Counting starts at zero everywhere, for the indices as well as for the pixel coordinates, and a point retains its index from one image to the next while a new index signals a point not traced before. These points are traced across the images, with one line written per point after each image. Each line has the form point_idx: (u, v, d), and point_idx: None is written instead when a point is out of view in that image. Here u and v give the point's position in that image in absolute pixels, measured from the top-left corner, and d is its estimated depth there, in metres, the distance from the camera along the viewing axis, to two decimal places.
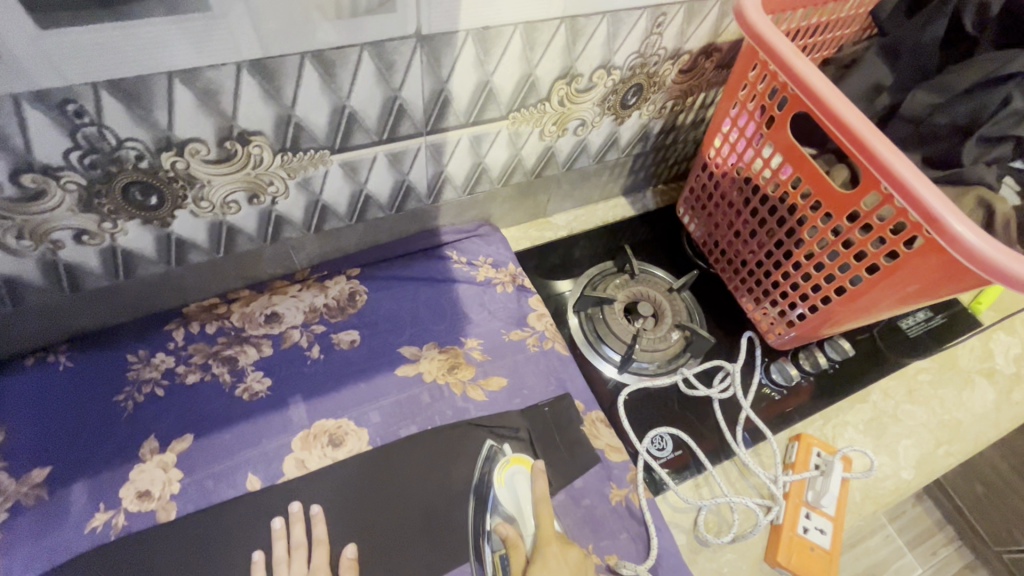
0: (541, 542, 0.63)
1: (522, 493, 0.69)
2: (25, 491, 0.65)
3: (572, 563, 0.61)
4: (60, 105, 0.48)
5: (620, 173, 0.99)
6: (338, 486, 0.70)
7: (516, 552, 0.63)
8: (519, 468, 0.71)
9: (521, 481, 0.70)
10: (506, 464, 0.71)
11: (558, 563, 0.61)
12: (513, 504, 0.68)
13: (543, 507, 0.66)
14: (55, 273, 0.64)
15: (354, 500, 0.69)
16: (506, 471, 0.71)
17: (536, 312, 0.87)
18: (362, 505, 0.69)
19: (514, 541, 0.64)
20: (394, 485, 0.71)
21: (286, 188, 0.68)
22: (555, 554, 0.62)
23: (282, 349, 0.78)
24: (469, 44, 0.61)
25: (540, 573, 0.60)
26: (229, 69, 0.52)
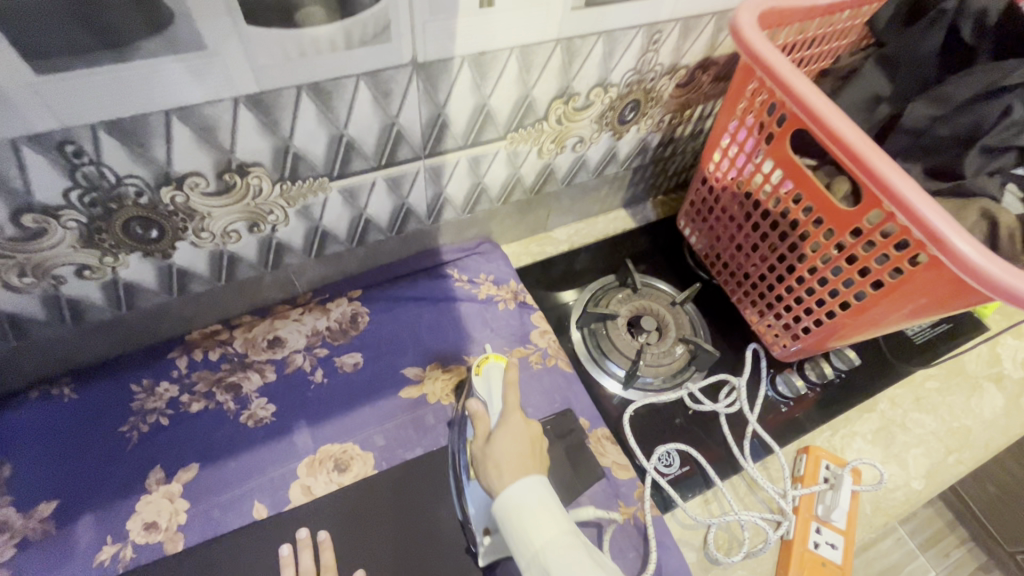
0: (506, 415, 0.67)
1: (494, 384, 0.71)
2: (33, 526, 0.65)
3: (530, 436, 0.66)
4: (58, 147, 0.48)
5: (620, 186, 0.99)
6: (345, 512, 0.69)
7: (482, 425, 0.68)
8: (494, 363, 0.73)
9: (495, 373, 0.72)
10: (483, 359, 0.74)
11: (517, 433, 0.65)
12: (485, 392, 0.71)
13: (510, 392, 0.69)
14: (58, 308, 0.64)
15: (361, 527, 0.69)
16: (482, 366, 0.73)
17: (539, 329, 0.86)
18: (369, 531, 0.69)
19: (482, 416, 0.68)
20: (397, 512, 0.70)
21: (286, 216, 0.68)
22: (515, 427, 0.66)
23: (286, 374, 0.78)
24: (465, 69, 0.61)
25: (499, 441, 0.64)
26: (226, 105, 0.52)
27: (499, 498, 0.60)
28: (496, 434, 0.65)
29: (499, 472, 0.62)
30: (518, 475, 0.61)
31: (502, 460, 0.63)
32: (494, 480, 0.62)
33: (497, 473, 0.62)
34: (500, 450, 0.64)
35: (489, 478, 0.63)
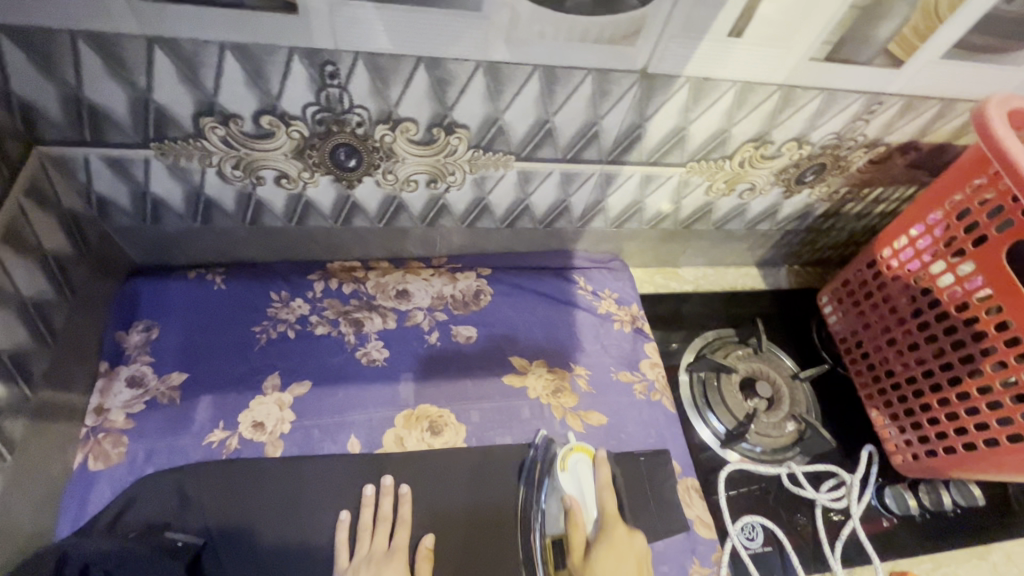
0: (607, 524, 0.67)
1: (585, 480, 0.71)
2: (162, 391, 0.70)
3: (638, 547, 0.65)
4: (321, 65, 0.53)
5: (765, 244, 0.95)
6: (428, 474, 0.71)
7: (580, 536, 0.67)
8: (582, 457, 0.72)
9: (584, 469, 0.72)
10: (570, 452, 0.72)
11: (624, 546, 0.65)
12: (576, 492, 0.70)
13: (607, 499, 0.69)
14: (245, 205, 0.70)
15: (439, 493, 0.70)
16: (568, 458, 0.72)
17: (650, 359, 0.85)
18: (445, 500, 0.70)
19: (580, 527, 0.67)
20: (477, 492, 0.71)
21: (463, 181, 0.71)
22: (620, 537, 0.66)
23: (404, 327, 0.81)
24: (684, 90, 0.61)
25: (607, 556, 0.64)
26: (468, 66, 0.55)
27: None
28: (601, 549, 0.65)
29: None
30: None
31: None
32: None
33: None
34: (608, 565, 0.63)
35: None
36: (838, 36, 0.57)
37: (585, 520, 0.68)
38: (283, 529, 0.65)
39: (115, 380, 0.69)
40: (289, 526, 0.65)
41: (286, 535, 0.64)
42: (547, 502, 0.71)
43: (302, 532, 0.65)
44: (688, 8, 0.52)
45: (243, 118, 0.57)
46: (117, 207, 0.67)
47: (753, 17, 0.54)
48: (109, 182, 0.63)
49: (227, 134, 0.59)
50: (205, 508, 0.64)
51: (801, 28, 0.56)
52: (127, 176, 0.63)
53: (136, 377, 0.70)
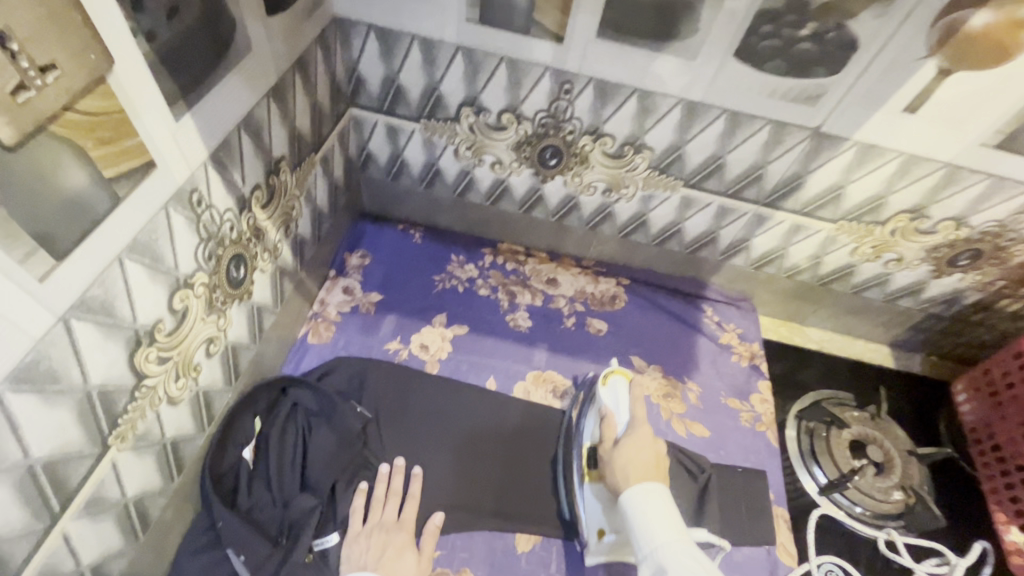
0: (634, 426, 0.70)
1: (622, 397, 0.74)
2: (363, 302, 0.90)
3: (660, 448, 0.67)
4: (563, 83, 0.71)
5: (902, 323, 0.97)
6: (483, 417, 0.81)
7: (609, 434, 0.71)
8: (620, 377, 0.77)
9: (621, 388, 0.76)
10: (608, 373, 0.77)
11: (647, 443, 0.67)
12: (611, 405, 0.74)
13: (639, 405, 0.72)
14: (462, 180, 0.90)
15: (486, 432, 0.80)
16: (609, 380, 0.77)
17: (761, 394, 0.90)
18: (488, 441, 0.79)
19: (611, 427, 0.71)
20: (519, 446, 0.80)
21: (633, 195, 0.85)
22: (644, 436, 0.68)
23: (548, 307, 0.95)
24: (850, 152, 0.71)
25: (629, 447, 0.67)
26: (671, 101, 0.70)
27: (624, 495, 0.61)
28: (624, 441, 0.68)
29: (629, 473, 0.64)
30: (643, 476, 0.63)
31: (632, 466, 0.64)
32: (622, 480, 0.64)
33: (629, 476, 0.64)
34: (629, 454, 0.66)
35: (617, 478, 0.65)
36: (1013, 127, 0.64)
37: (617, 422, 0.72)
38: (396, 433, 0.78)
39: (337, 285, 0.91)
40: (402, 433, 0.78)
41: (400, 439, 0.77)
42: (587, 417, 0.76)
43: (405, 433, 0.78)
44: (872, 82, 0.63)
45: (491, 112, 0.77)
46: (376, 162, 0.90)
47: (929, 99, 0.63)
48: (380, 142, 0.86)
49: (476, 123, 0.79)
50: (374, 392, 0.80)
51: (977, 115, 0.63)
52: (394, 141, 0.85)
53: (349, 287, 0.91)
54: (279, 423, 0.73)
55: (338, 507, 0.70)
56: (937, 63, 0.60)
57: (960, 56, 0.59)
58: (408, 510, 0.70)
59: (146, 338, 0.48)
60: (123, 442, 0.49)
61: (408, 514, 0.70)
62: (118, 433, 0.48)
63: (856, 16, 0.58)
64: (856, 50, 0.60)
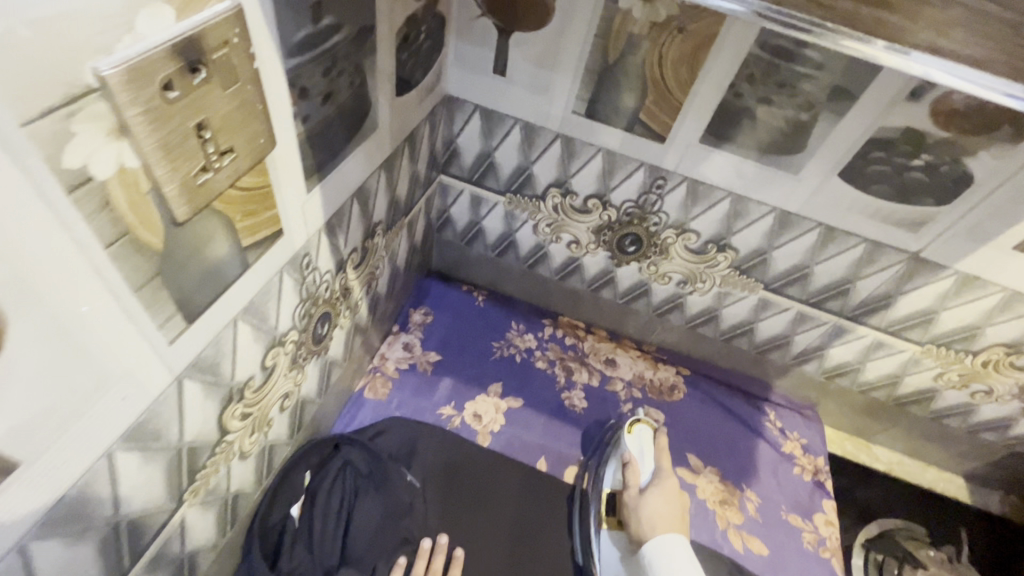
0: (662, 474, 0.72)
1: (647, 446, 0.77)
2: (421, 361, 0.90)
3: (685, 500, 0.70)
4: (656, 178, 0.72)
5: (982, 457, 0.90)
6: (516, 491, 0.78)
7: (634, 480, 0.72)
8: (645, 427, 0.80)
9: (646, 436, 0.78)
10: (634, 421, 0.80)
11: (673, 493, 0.69)
12: (636, 452, 0.76)
13: (664, 457, 0.75)
14: (536, 253, 0.90)
15: (511, 509, 0.76)
16: (634, 428, 0.79)
17: (826, 515, 0.84)
18: (510, 521, 0.75)
19: (636, 473, 0.73)
20: (543, 530, 0.75)
21: (708, 290, 0.84)
22: (671, 486, 0.70)
23: (605, 389, 0.92)
24: (948, 281, 0.69)
25: (657, 497, 0.68)
26: (765, 209, 0.70)
27: None
28: (651, 490, 0.69)
29: (655, 522, 0.65)
30: (667, 527, 0.64)
31: (659, 516, 0.66)
32: (648, 529, 0.65)
33: (654, 525, 0.65)
34: (658, 502, 0.68)
35: (643, 525, 0.66)
36: None
37: (641, 471, 0.74)
38: (442, 499, 0.75)
39: (398, 340, 0.91)
40: (449, 501, 0.75)
41: (446, 505, 0.75)
42: (609, 461, 0.78)
43: (459, 504, 0.75)
44: (981, 217, 0.61)
45: (578, 195, 0.78)
46: (453, 226, 0.92)
47: None
48: (461, 209, 0.88)
49: (562, 204, 0.80)
50: (424, 457, 0.78)
51: None
52: (475, 209, 0.87)
53: (409, 344, 0.91)
54: (328, 482, 0.71)
55: None
56: None
57: None
58: None
59: (236, 395, 0.48)
60: (196, 496, 0.48)
61: None
62: (192, 488, 0.47)
63: (973, 154, 0.57)
64: (969, 185, 0.59)
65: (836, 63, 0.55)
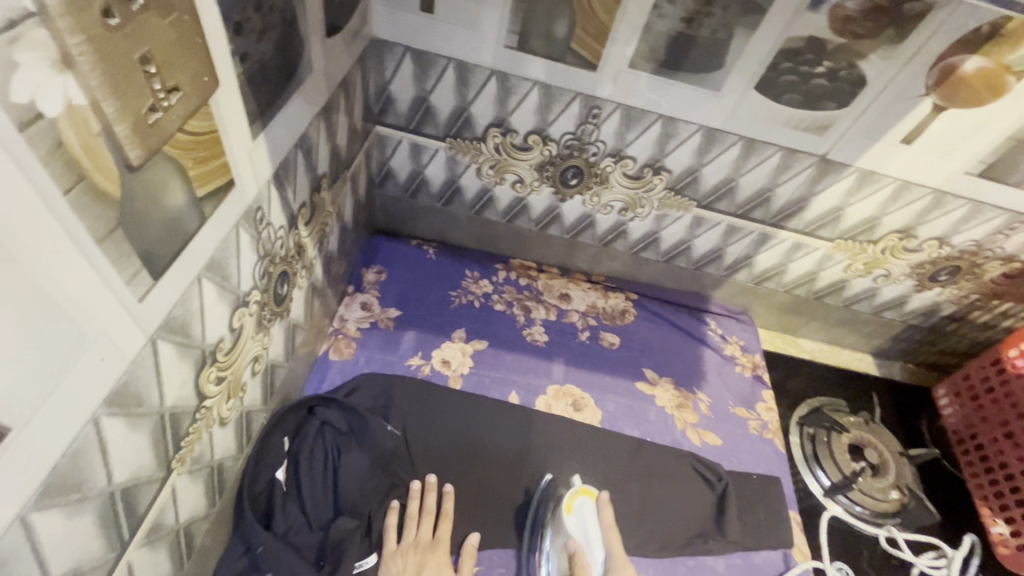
0: (614, 563, 0.67)
1: (591, 525, 0.71)
2: (381, 318, 0.90)
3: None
4: (591, 107, 0.75)
5: (886, 334, 1.04)
6: (491, 426, 0.82)
7: None
8: (585, 499, 0.73)
9: (588, 511, 0.72)
10: (573, 496, 0.73)
11: None
12: (580, 535, 0.70)
13: (612, 536, 0.70)
14: (481, 198, 0.91)
15: (486, 443, 0.80)
16: (574, 502, 0.72)
17: (766, 403, 0.95)
18: (487, 455, 0.79)
19: (586, 567, 0.67)
20: (518, 460, 0.80)
21: (648, 214, 0.89)
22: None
23: (562, 322, 0.97)
24: (851, 178, 0.78)
25: None
26: (694, 128, 0.75)
27: None
28: None
29: None
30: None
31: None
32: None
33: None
34: None
35: None
36: (994, 158, 0.72)
37: (590, 560, 0.68)
38: (425, 443, 0.78)
39: (355, 302, 0.90)
40: (433, 444, 0.78)
41: (430, 448, 0.77)
42: (547, 546, 0.71)
43: (441, 445, 0.78)
44: (875, 115, 0.69)
45: (518, 133, 0.79)
46: (395, 179, 0.91)
47: (924, 131, 0.70)
48: (401, 160, 0.87)
49: (502, 143, 0.81)
50: (399, 408, 0.79)
51: (965, 147, 0.71)
52: (416, 159, 0.86)
53: (366, 304, 0.91)
54: (308, 444, 0.71)
55: (373, 526, 0.69)
56: (933, 99, 0.67)
57: (951, 96, 0.66)
58: (443, 529, 0.69)
59: (209, 357, 0.47)
60: (182, 465, 0.48)
61: (443, 534, 0.69)
62: (179, 457, 0.46)
63: (865, 57, 0.64)
64: (864, 86, 0.67)
65: None
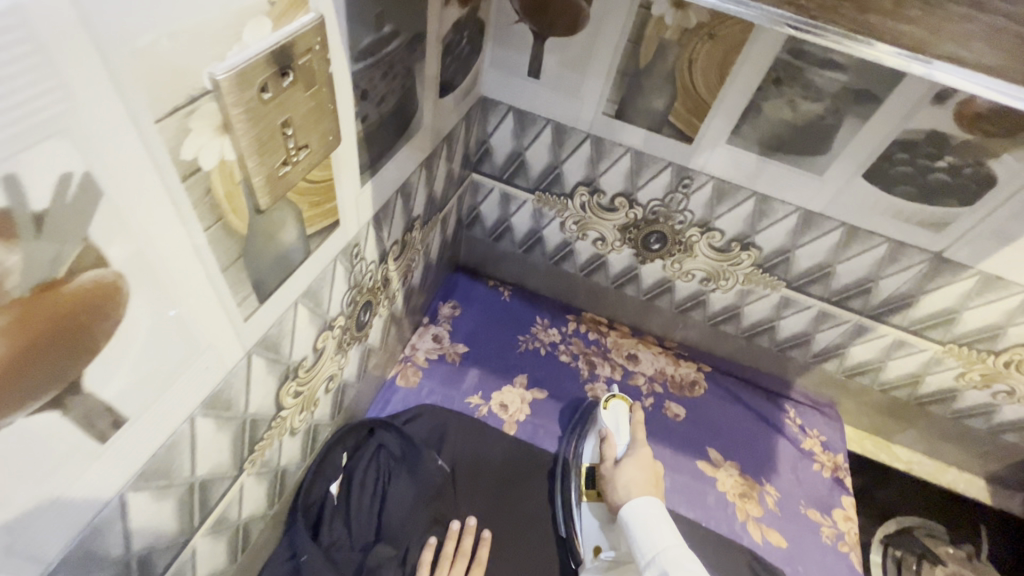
0: (635, 445, 0.73)
1: (622, 419, 0.79)
2: (449, 352, 0.93)
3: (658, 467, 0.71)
4: (682, 178, 0.74)
5: (1006, 459, 0.90)
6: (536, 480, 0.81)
7: (609, 452, 0.74)
8: (620, 402, 0.82)
9: (621, 411, 0.81)
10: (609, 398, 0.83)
11: (646, 461, 0.70)
12: (611, 426, 0.78)
13: (639, 428, 0.76)
14: (562, 250, 0.93)
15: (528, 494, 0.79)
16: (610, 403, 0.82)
17: (845, 512, 0.85)
18: (526, 507, 0.78)
19: (611, 446, 0.75)
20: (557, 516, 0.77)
21: (731, 287, 0.86)
22: (644, 455, 0.71)
23: (626, 383, 0.94)
24: (971, 281, 0.70)
25: (629, 464, 0.70)
26: (790, 209, 0.72)
27: None
28: (626, 460, 0.71)
29: (629, 488, 0.67)
30: (641, 492, 0.66)
31: (634, 482, 0.67)
32: (622, 495, 0.67)
33: (628, 491, 0.67)
34: (631, 468, 0.69)
35: (616, 493, 0.68)
36: None
37: (617, 443, 0.76)
38: (469, 484, 0.79)
39: (428, 332, 0.95)
40: (478, 486, 0.79)
41: (473, 490, 0.78)
42: (588, 439, 0.81)
43: (485, 489, 0.79)
44: (1005, 217, 0.63)
45: (605, 194, 0.81)
46: (482, 222, 0.95)
47: None
48: (491, 206, 0.92)
49: (589, 202, 0.83)
50: (452, 442, 0.81)
51: None
52: (505, 206, 0.90)
53: (438, 336, 0.95)
54: (363, 464, 0.75)
55: (409, 559, 0.70)
56: None
57: None
58: None
59: (291, 374, 0.52)
60: (253, 466, 0.52)
61: None
62: (251, 458, 0.51)
63: (997, 155, 0.59)
64: (992, 186, 0.61)
65: (860, 67, 0.57)
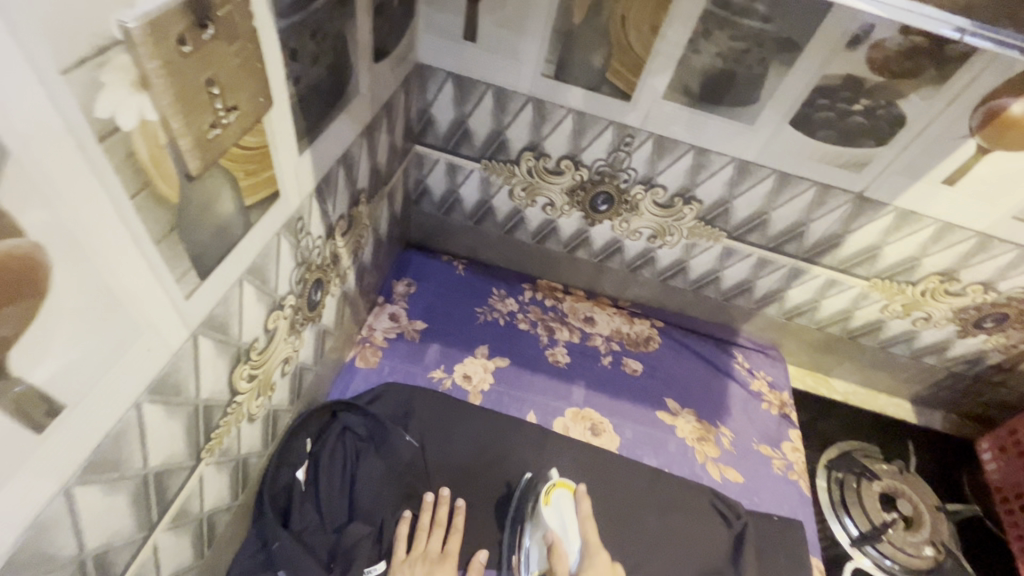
0: (589, 553, 0.64)
1: (567, 514, 0.69)
2: (408, 329, 0.92)
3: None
4: (624, 136, 0.76)
5: (926, 380, 1.00)
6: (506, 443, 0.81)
7: (562, 567, 0.63)
8: (563, 491, 0.71)
9: (565, 503, 0.70)
10: (550, 488, 0.72)
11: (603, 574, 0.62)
12: (556, 524, 0.68)
13: (589, 527, 0.66)
14: (512, 218, 0.93)
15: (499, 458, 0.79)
16: (551, 494, 0.71)
17: (792, 443, 0.92)
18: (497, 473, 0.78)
19: (561, 557, 0.63)
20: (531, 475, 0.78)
21: (677, 242, 0.89)
22: (599, 564, 0.62)
23: (585, 344, 0.97)
24: (889, 217, 0.76)
25: None
26: (726, 160, 0.75)
27: None
28: None
29: None
30: None
31: None
32: None
33: None
34: None
35: None
36: None
37: (567, 550, 0.66)
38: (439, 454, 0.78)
39: (384, 312, 0.93)
40: (448, 455, 0.78)
41: (443, 460, 0.77)
42: (531, 542, 0.69)
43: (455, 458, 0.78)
44: (915, 154, 0.68)
45: (550, 158, 0.81)
46: (430, 196, 0.94)
47: (967, 173, 0.69)
48: (437, 178, 0.90)
49: (535, 167, 0.83)
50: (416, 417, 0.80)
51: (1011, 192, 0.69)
52: (452, 178, 0.89)
53: (395, 315, 0.93)
54: (328, 447, 0.74)
55: (385, 531, 0.69)
56: (976, 141, 0.65)
57: (999, 138, 0.64)
58: (452, 542, 0.68)
59: (243, 356, 0.50)
60: (211, 455, 0.50)
61: (452, 547, 0.68)
62: (208, 447, 0.49)
63: (905, 96, 0.63)
64: (902, 126, 0.66)
65: (781, 16, 0.60)
